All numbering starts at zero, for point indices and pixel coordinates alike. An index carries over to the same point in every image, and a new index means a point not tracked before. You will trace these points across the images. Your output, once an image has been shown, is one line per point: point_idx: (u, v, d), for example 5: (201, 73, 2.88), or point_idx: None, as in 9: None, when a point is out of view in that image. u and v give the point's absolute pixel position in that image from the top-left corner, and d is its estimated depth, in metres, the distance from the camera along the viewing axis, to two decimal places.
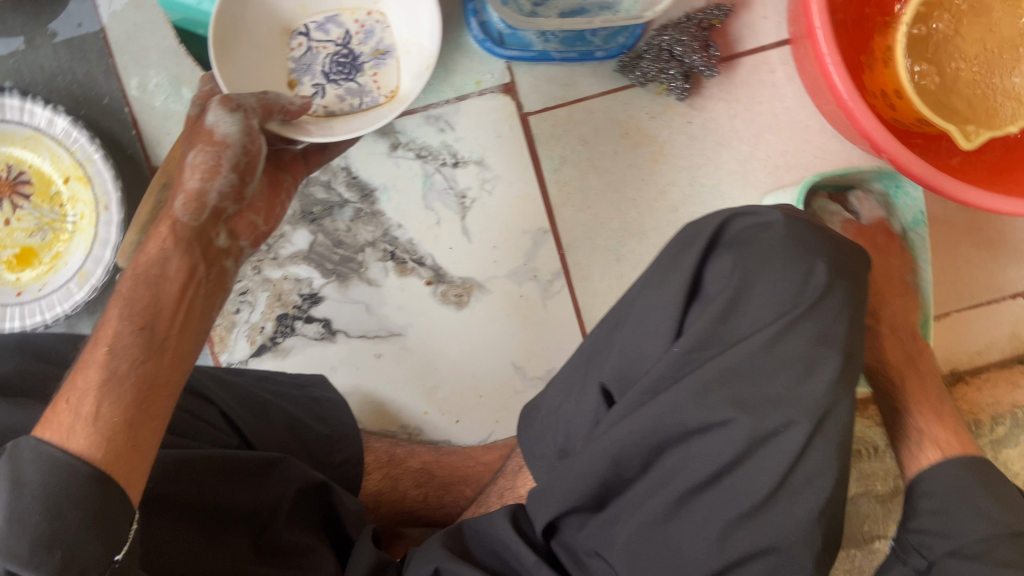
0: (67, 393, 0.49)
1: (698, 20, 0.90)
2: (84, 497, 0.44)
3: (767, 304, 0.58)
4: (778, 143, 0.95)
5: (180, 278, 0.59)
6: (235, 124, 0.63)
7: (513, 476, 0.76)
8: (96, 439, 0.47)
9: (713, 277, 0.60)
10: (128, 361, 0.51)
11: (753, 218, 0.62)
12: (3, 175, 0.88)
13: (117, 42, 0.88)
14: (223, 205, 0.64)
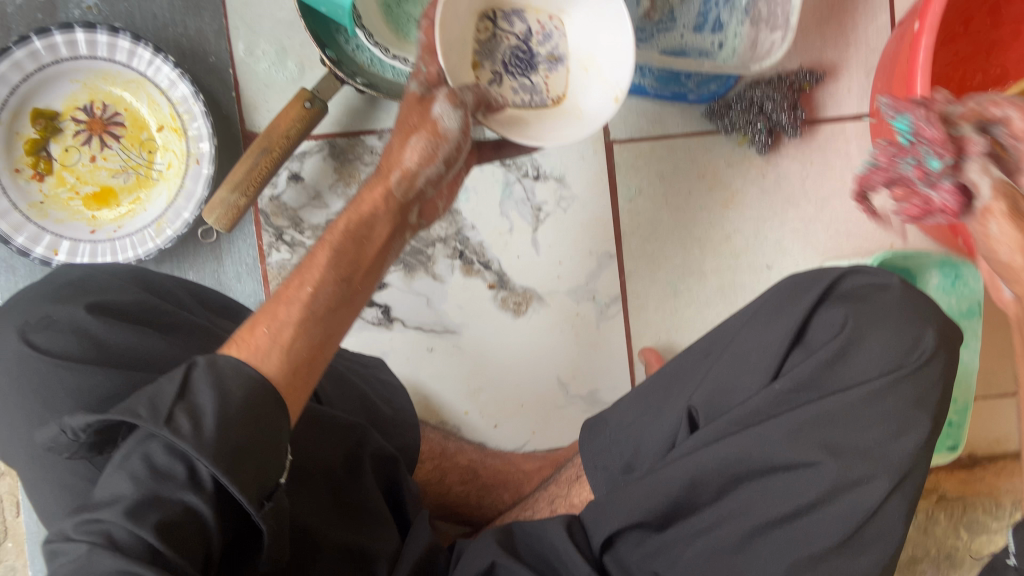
0: (264, 320, 0.57)
1: (790, 81, 0.95)
2: (265, 416, 0.50)
3: (872, 360, 0.63)
4: (844, 210, 0.99)
5: (377, 239, 0.66)
6: (458, 121, 0.68)
7: (568, 484, 0.78)
8: (285, 365, 0.54)
9: (822, 326, 0.65)
10: (323, 300, 0.59)
11: (867, 279, 0.68)
12: (97, 114, 0.89)
13: (234, 5, 0.90)
14: (427, 188, 0.70)
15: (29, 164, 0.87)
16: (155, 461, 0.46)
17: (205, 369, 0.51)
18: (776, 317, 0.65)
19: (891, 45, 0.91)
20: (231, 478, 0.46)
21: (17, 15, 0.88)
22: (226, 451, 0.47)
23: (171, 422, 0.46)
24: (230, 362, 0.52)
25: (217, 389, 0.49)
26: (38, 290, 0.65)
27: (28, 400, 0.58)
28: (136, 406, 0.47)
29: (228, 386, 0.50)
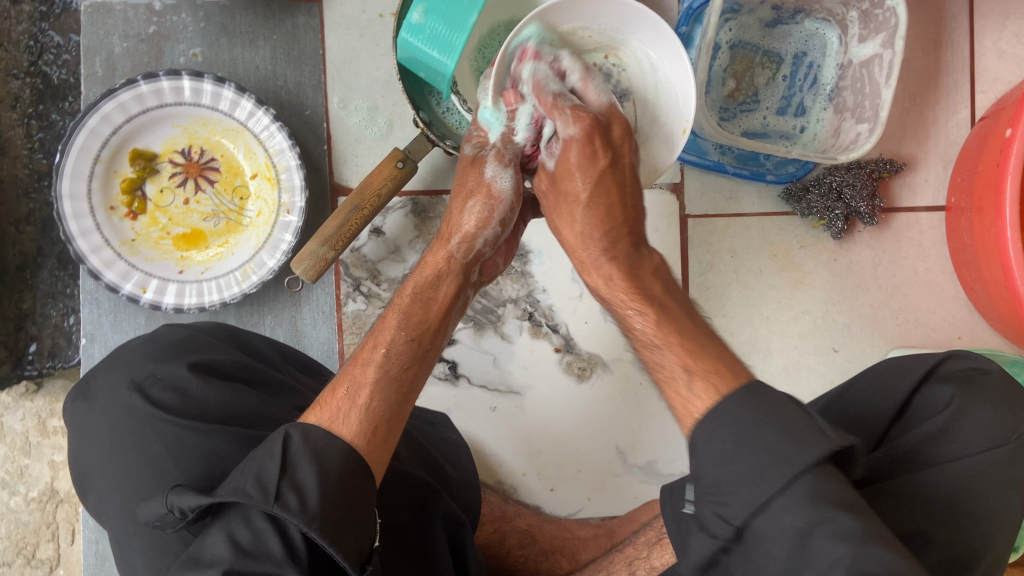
0: (343, 384, 0.61)
1: (870, 169, 0.95)
2: (356, 487, 0.54)
3: (971, 439, 0.66)
4: (912, 299, 1.00)
5: (441, 298, 0.69)
6: (511, 182, 0.70)
7: (645, 549, 0.81)
8: (363, 429, 0.58)
9: (923, 405, 0.70)
10: (394, 362, 0.63)
11: (968, 362, 0.71)
12: (194, 158, 0.92)
13: (334, 62, 0.93)
14: (488, 249, 0.72)
15: (124, 202, 0.90)
16: (254, 527, 0.52)
17: (300, 443, 0.54)
18: (878, 395, 0.72)
19: (974, 140, 0.93)
20: (334, 546, 0.50)
21: (124, 56, 0.91)
22: (327, 520, 0.51)
23: (280, 499, 0.51)
24: (321, 434, 0.56)
25: (314, 458, 0.54)
26: (140, 347, 0.68)
27: (129, 453, 0.61)
28: (246, 486, 0.51)
29: (324, 454, 0.54)
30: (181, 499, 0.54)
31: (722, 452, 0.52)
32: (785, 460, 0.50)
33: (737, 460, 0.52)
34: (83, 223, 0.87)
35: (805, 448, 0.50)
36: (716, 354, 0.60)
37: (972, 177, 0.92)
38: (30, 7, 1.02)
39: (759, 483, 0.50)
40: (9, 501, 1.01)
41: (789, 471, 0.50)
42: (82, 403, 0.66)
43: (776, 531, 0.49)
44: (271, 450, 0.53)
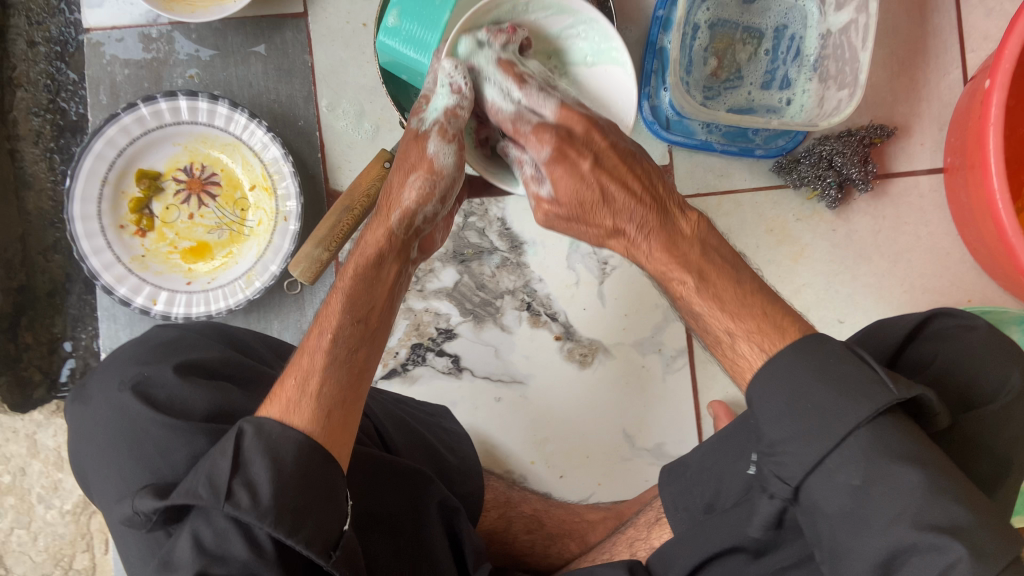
0: (293, 373, 0.62)
1: (861, 136, 0.94)
2: (313, 474, 0.55)
3: (956, 399, 0.61)
4: (917, 265, 0.98)
5: (386, 279, 0.67)
6: (451, 158, 0.65)
7: (647, 528, 0.82)
8: (316, 416, 0.58)
9: (905, 368, 0.65)
10: (343, 345, 0.62)
11: (953, 319, 0.65)
12: (196, 174, 0.96)
13: (323, 73, 0.97)
14: (426, 225, 0.68)
15: (132, 220, 0.94)
16: (216, 527, 0.52)
17: (254, 434, 0.55)
18: (867, 351, 0.67)
19: (965, 99, 0.92)
20: (292, 536, 0.52)
21: (127, 84, 0.97)
22: (282, 511, 0.52)
23: (231, 498, 0.52)
24: (274, 426, 0.56)
25: (268, 453, 0.54)
26: (134, 349, 0.70)
27: (124, 446, 0.63)
28: (197, 488, 0.53)
29: (279, 452, 0.55)
30: (144, 504, 0.57)
31: (782, 409, 0.52)
32: (863, 396, 0.49)
33: (792, 416, 0.51)
34: (94, 242, 0.92)
35: (862, 403, 0.49)
36: (762, 305, 0.58)
37: (963, 135, 0.92)
38: (46, 48, 1.08)
39: (839, 416, 0.49)
40: (45, 515, 1.06)
41: (868, 407, 0.49)
42: (80, 406, 0.68)
43: (830, 488, 0.49)
44: (221, 452, 0.54)
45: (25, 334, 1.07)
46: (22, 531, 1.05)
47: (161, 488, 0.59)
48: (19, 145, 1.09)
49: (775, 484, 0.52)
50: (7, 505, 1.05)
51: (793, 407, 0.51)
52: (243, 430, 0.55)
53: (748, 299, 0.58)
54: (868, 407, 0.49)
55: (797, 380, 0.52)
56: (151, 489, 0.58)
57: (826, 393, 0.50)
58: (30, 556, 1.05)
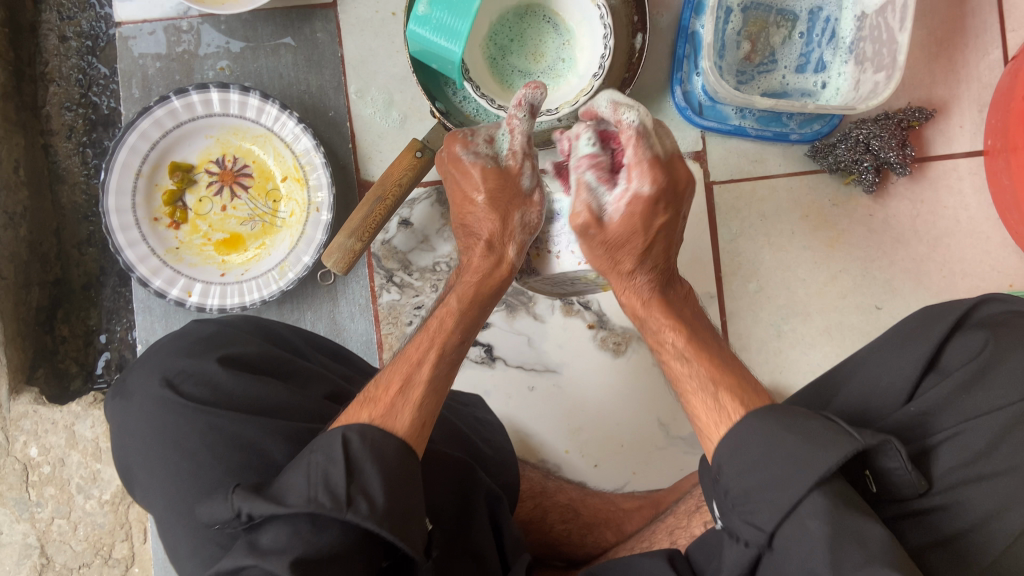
0: (395, 376, 0.65)
1: (899, 119, 0.93)
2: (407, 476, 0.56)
3: (1007, 387, 0.58)
4: (957, 250, 0.97)
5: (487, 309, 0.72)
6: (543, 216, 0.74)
7: (687, 518, 0.82)
8: (412, 425, 0.60)
9: (953, 355, 0.63)
10: (444, 371, 0.66)
11: (1005, 304, 0.64)
12: (228, 166, 0.96)
13: (352, 63, 0.97)
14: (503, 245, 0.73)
15: (166, 213, 0.95)
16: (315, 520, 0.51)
17: (361, 444, 0.56)
18: (899, 353, 0.65)
19: (1007, 79, 0.90)
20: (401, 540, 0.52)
21: (158, 77, 0.97)
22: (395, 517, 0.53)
23: (351, 505, 0.52)
24: (376, 433, 0.58)
25: (378, 465, 0.55)
26: (172, 343, 0.71)
27: (169, 439, 0.63)
28: (316, 496, 0.51)
29: (381, 450, 0.57)
30: (249, 504, 0.53)
31: (747, 464, 0.55)
32: (822, 445, 0.53)
33: (760, 469, 0.55)
34: (129, 235, 0.92)
35: (806, 470, 0.52)
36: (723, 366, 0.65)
37: (1005, 116, 0.90)
38: (77, 43, 1.09)
39: (783, 489, 0.52)
40: (85, 505, 1.07)
41: (813, 475, 0.51)
42: (120, 400, 0.69)
43: (797, 537, 0.51)
44: (327, 456, 0.54)
45: (61, 327, 1.10)
46: (62, 521, 1.06)
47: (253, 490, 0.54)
48: (52, 141, 1.09)
49: (746, 530, 0.55)
50: (48, 495, 1.06)
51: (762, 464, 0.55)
52: (351, 438, 0.56)
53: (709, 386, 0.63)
54: (847, 443, 0.52)
55: (763, 439, 0.55)
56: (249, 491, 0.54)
57: (795, 446, 0.53)
58: (69, 545, 1.06)
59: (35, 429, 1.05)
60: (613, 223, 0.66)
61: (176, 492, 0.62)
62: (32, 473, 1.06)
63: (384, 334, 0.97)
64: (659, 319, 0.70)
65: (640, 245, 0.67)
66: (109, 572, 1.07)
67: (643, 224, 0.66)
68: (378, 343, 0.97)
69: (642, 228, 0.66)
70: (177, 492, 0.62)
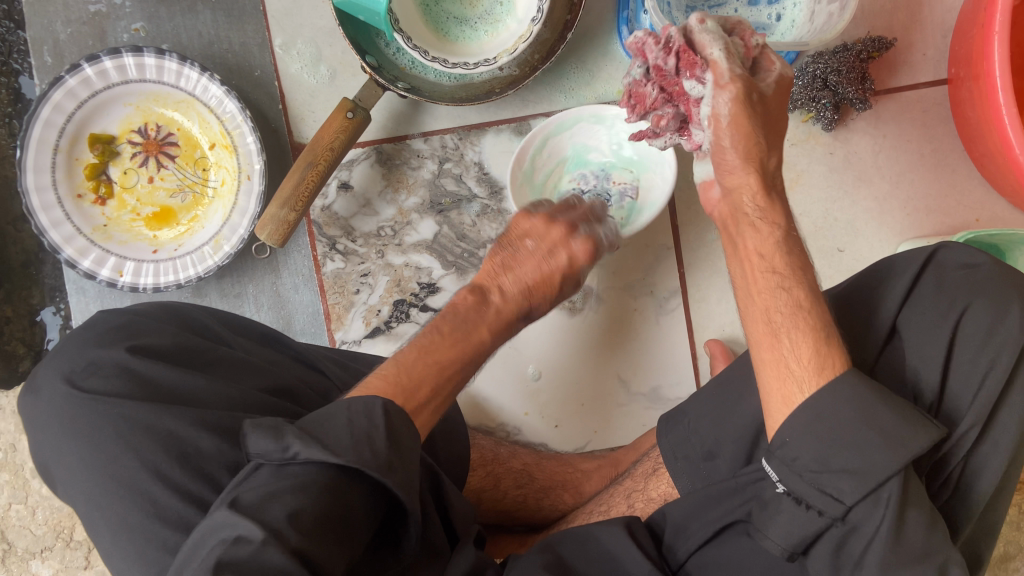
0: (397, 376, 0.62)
1: (857, 50, 0.87)
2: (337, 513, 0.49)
3: (976, 350, 0.60)
4: (921, 186, 0.93)
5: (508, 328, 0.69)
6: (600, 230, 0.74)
7: (645, 480, 0.79)
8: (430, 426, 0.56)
9: (910, 318, 0.63)
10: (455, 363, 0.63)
11: (960, 254, 0.64)
12: (152, 135, 0.91)
13: (276, 17, 0.90)
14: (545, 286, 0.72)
15: (90, 188, 0.90)
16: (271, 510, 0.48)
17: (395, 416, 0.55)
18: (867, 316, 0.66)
19: (969, 2, 0.85)
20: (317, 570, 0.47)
21: (70, 43, 0.91)
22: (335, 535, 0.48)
23: (390, 472, 0.51)
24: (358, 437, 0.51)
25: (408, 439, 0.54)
26: (82, 338, 0.67)
27: (90, 442, 0.60)
28: (360, 449, 0.50)
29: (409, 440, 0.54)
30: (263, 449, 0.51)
31: (820, 440, 0.57)
32: (899, 443, 0.56)
33: (831, 447, 0.57)
34: (52, 214, 0.87)
35: (892, 448, 0.56)
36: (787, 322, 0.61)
37: (967, 43, 0.85)
38: None
39: (873, 463, 0.56)
40: (41, 489, 1.05)
41: (904, 457, 0.55)
42: (29, 398, 0.66)
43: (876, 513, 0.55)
44: (370, 419, 0.53)
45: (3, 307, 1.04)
46: (20, 506, 1.05)
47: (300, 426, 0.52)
48: None
49: (819, 500, 0.57)
50: (2, 481, 1.04)
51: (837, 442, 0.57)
52: (388, 412, 0.54)
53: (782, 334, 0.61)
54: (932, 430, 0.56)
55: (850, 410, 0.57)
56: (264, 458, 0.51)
57: (890, 419, 0.56)
58: (30, 530, 1.05)
59: None
60: (731, 125, 0.61)
61: (97, 493, 0.59)
62: None
63: (331, 304, 0.93)
64: (767, 237, 0.63)
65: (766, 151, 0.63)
66: (72, 555, 1.05)
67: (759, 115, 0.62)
68: (325, 314, 0.93)
69: (771, 108, 0.63)
70: (100, 498, 0.59)
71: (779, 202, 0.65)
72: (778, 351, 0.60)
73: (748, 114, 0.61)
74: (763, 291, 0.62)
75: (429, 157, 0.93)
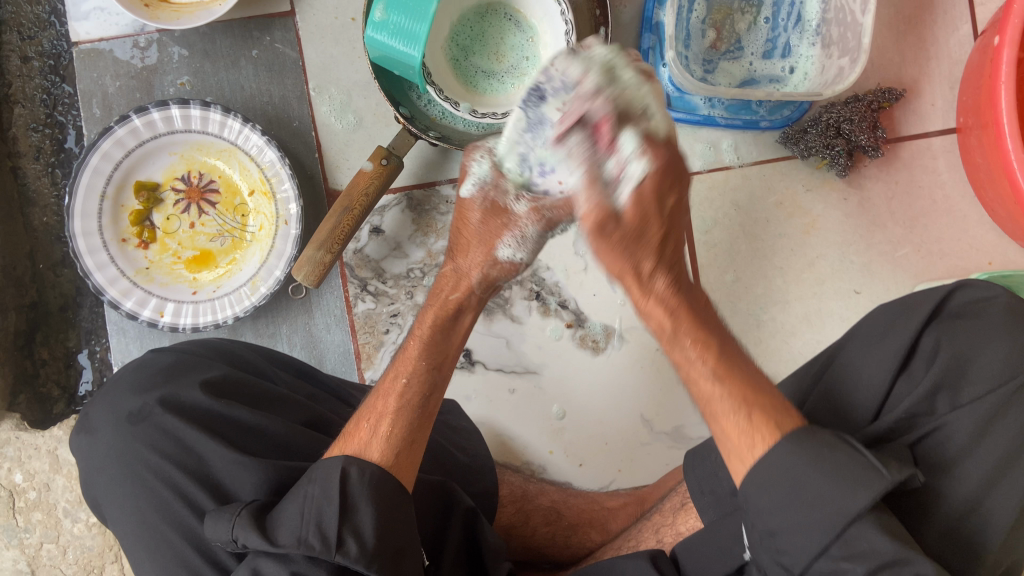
0: (368, 414, 0.64)
1: (868, 101, 0.91)
2: (400, 515, 0.57)
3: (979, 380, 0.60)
4: (933, 231, 0.96)
5: (459, 329, 0.71)
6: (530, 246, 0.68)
7: (672, 514, 0.80)
8: (388, 452, 0.61)
9: (923, 357, 0.62)
10: (416, 388, 0.65)
11: (976, 292, 0.65)
12: (194, 182, 0.95)
13: (315, 72, 0.96)
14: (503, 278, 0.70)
15: (134, 232, 0.94)
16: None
17: (358, 480, 0.58)
18: (880, 341, 0.64)
19: (975, 56, 0.90)
20: None
21: (118, 95, 0.96)
22: (385, 556, 0.54)
23: (341, 547, 0.53)
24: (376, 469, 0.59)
25: (373, 498, 0.57)
26: (132, 374, 0.69)
27: (143, 467, 0.63)
28: (307, 537, 0.53)
29: (381, 489, 0.58)
30: (244, 534, 0.55)
31: (774, 501, 0.53)
32: (839, 509, 0.50)
33: (793, 508, 0.52)
34: (96, 257, 0.91)
35: (832, 519, 0.51)
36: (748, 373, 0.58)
37: (975, 93, 0.89)
38: (40, 63, 1.07)
39: (805, 536, 0.51)
40: (72, 528, 1.07)
41: (842, 519, 0.50)
42: (86, 437, 0.68)
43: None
44: (325, 491, 0.56)
45: (41, 349, 1.07)
46: (51, 545, 1.06)
47: (259, 514, 0.57)
48: (20, 163, 1.08)
49: (773, 567, 0.54)
50: (35, 520, 1.06)
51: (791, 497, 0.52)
52: (349, 469, 0.58)
53: (742, 408, 0.56)
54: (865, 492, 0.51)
55: (789, 474, 0.52)
56: (250, 519, 0.56)
57: (822, 482, 0.51)
58: (60, 569, 1.06)
59: (17, 455, 1.06)
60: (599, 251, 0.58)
61: (152, 519, 0.62)
62: (19, 498, 1.06)
63: (361, 343, 0.96)
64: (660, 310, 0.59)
65: (658, 235, 0.58)
66: None
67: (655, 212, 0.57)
68: (355, 353, 0.96)
69: (657, 208, 0.57)
70: (156, 523, 0.62)
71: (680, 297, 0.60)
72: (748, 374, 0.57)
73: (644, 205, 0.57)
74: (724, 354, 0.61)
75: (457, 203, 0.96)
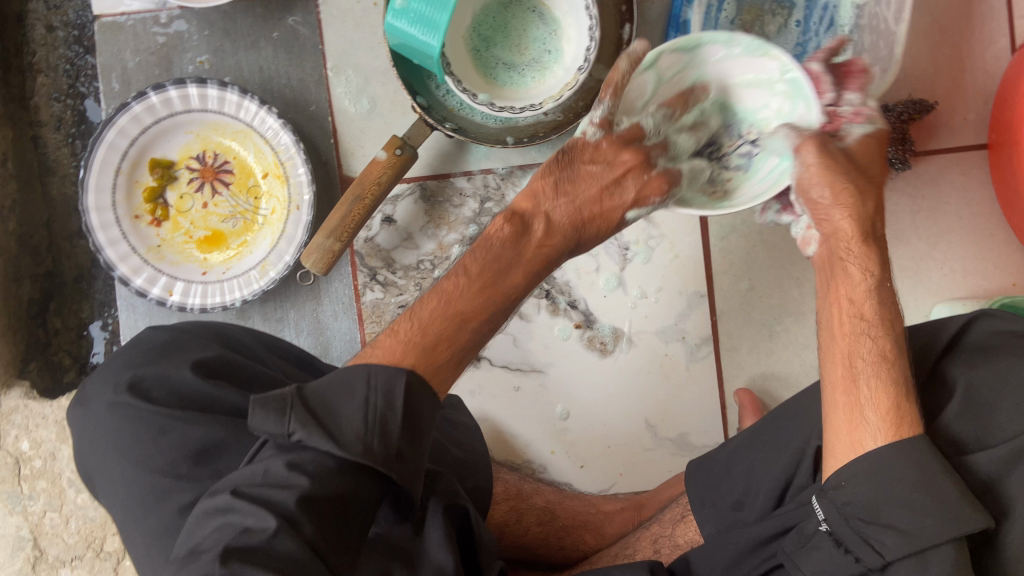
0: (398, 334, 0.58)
1: (897, 112, 0.88)
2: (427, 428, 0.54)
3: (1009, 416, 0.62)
4: (957, 249, 0.93)
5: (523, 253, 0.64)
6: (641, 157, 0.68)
7: (673, 525, 0.79)
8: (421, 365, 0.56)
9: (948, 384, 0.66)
10: (456, 310, 0.60)
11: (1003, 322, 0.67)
12: (209, 162, 0.95)
13: (334, 57, 0.95)
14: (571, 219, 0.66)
15: (147, 210, 0.94)
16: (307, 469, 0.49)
17: (410, 391, 0.54)
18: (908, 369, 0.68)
19: (1011, 71, 0.87)
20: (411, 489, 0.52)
21: (137, 71, 0.95)
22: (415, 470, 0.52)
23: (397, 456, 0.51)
24: (418, 383, 0.55)
25: (418, 410, 0.53)
26: (128, 351, 0.69)
27: (135, 448, 0.62)
28: (371, 439, 0.50)
29: (420, 406, 0.54)
30: (299, 427, 0.50)
31: (871, 484, 0.61)
32: (943, 507, 0.58)
33: (888, 491, 0.60)
34: (109, 233, 0.91)
35: (941, 515, 0.58)
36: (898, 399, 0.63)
37: (1008, 109, 0.86)
38: (65, 32, 1.06)
39: (921, 528, 0.59)
40: (76, 499, 1.04)
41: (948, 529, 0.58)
42: (80, 409, 0.68)
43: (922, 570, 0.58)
44: (386, 397, 0.52)
45: (53, 319, 1.08)
46: (54, 514, 1.04)
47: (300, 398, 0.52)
48: (41, 131, 1.08)
49: (862, 550, 0.60)
50: (39, 489, 1.03)
51: (879, 479, 0.61)
52: (410, 383, 0.54)
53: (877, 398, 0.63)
54: (948, 482, 0.59)
55: (911, 473, 0.60)
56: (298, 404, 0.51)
57: (926, 500, 0.59)
58: (62, 538, 1.04)
59: (24, 424, 1.03)
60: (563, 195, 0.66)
61: (137, 494, 0.61)
62: (24, 466, 1.03)
63: (368, 333, 0.95)
64: (859, 282, 0.68)
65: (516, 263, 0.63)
66: (100, 566, 1.04)
67: (846, 168, 0.68)
68: (361, 342, 0.95)
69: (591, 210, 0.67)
70: (139, 498, 0.61)
71: (876, 249, 0.70)
72: (855, 395, 0.64)
73: (835, 164, 0.67)
74: (849, 335, 0.67)
75: (472, 196, 0.95)
